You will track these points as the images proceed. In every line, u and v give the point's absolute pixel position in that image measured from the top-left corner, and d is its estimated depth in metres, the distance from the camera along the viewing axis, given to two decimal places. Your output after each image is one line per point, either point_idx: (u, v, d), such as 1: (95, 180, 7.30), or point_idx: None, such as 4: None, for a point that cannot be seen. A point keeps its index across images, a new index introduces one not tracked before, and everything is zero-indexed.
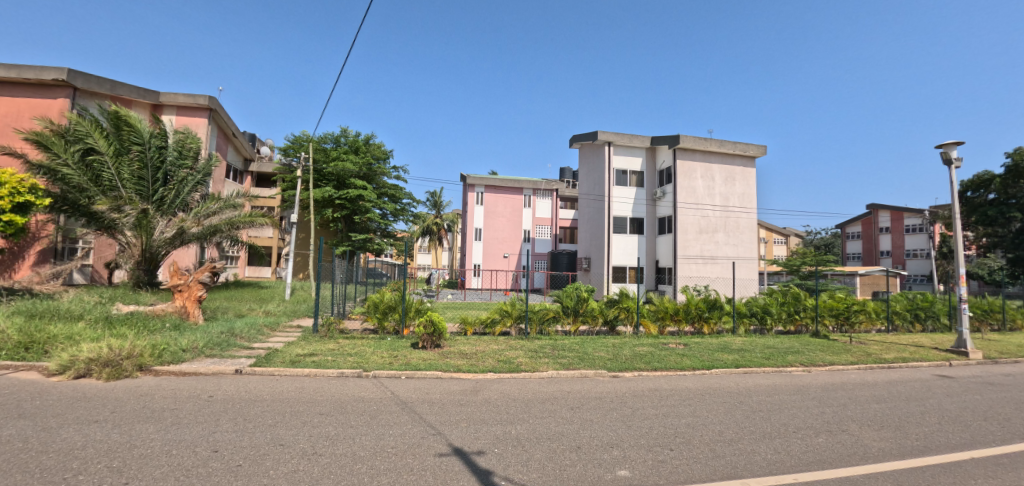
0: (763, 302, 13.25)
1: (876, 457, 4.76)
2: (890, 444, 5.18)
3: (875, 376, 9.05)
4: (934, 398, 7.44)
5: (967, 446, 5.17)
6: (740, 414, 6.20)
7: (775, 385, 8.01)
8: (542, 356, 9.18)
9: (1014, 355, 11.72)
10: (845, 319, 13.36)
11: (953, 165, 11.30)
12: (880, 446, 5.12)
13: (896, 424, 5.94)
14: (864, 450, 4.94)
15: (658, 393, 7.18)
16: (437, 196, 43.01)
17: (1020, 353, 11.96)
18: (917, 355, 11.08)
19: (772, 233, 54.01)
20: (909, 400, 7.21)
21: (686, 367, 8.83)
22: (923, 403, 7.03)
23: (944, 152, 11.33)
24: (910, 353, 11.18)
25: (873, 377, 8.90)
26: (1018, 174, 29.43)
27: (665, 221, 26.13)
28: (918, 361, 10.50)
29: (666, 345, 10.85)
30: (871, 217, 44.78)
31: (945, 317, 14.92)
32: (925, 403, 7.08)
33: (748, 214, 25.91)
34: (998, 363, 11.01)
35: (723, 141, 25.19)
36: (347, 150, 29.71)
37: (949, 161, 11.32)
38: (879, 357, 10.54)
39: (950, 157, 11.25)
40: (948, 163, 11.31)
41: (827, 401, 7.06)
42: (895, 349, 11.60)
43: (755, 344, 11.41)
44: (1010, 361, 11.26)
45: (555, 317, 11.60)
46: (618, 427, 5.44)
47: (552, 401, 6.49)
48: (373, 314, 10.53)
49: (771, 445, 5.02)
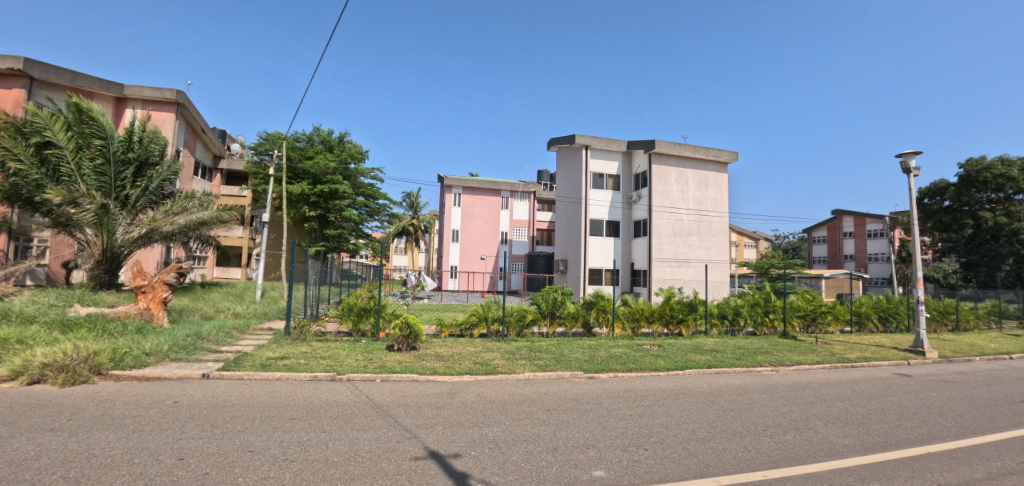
0: (735, 304, 13.56)
1: (838, 451, 4.96)
2: (853, 439, 5.37)
3: (837, 375, 9.35)
4: (893, 394, 7.75)
5: (919, 437, 5.49)
6: (711, 413, 6.30)
7: (744, 384, 8.18)
8: (519, 357, 9.17)
9: (967, 354, 12.32)
10: (811, 319, 13.93)
11: (912, 174, 11.79)
12: (844, 441, 5.28)
13: (859, 420, 6.16)
14: (829, 446, 5.10)
15: (632, 394, 7.25)
16: (414, 197, 42.59)
17: (970, 351, 12.60)
18: (878, 354, 11.52)
19: (744, 238, 55.52)
20: (869, 397, 7.50)
21: (660, 368, 8.96)
22: (883, 400, 7.30)
23: (904, 161, 11.83)
24: (872, 353, 11.60)
25: (836, 376, 9.18)
26: (970, 183, 31.18)
27: (641, 224, 26.46)
28: (879, 360, 10.92)
29: (641, 346, 10.99)
30: (836, 222, 46.40)
31: (905, 318, 15.57)
32: (885, 400, 7.36)
33: (720, 218, 26.50)
34: (951, 360, 11.56)
35: (697, 147, 25.71)
36: (321, 149, 29.20)
37: (908, 170, 11.81)
38: (842, 357, 10.91)
39: (909, 166, 11.75)
40: (907, 172, 11.80)
41: (794, 399, 7.26)
42: (858, 349, 12.04)
43: (726, 344, 11.66)
44: (963, 360, 11.82)
45: (533, 319, 11.59)
46: (594, 428, 5.46)
47: (529, 403, 6.49)
48: (347, 316, 10.30)
49: (740, 443, 5.13)
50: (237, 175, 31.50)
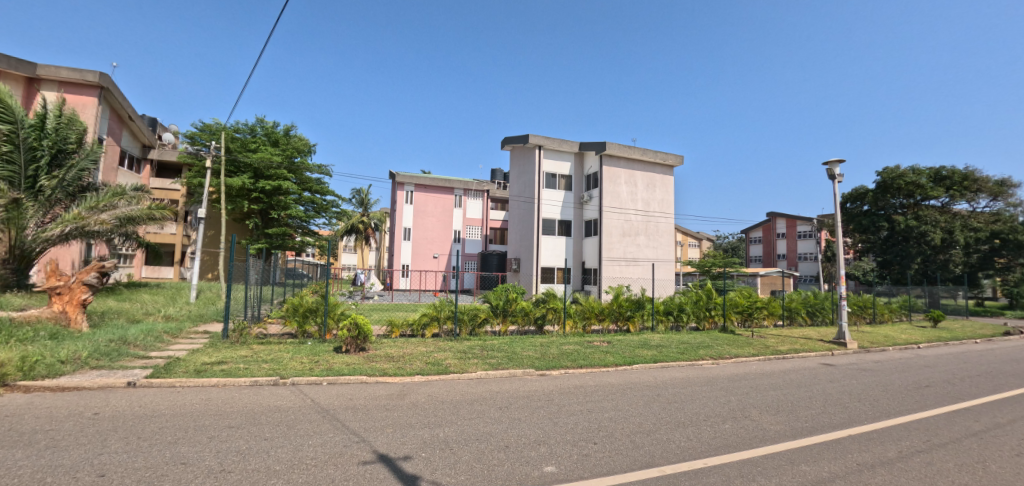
0: (679, 301, 14.08)
1: (773, 438, 5.23)
2: (785, 425, 5.70)
3: (771, 366, 9.90)
4: (820, 383, 8.30)
5: (843, 422, 5.89)
6: (657, 406, 6.49)
7: (687, 377, 8.51)
8: (471, 356, 9.10)
9: (883, 345, 13.40)
10: (748, 314, 14.69)
11: (836, 180, 12.69)
12: (777, 428, 5.60)
13: (790, 408, 6.55)
14: (763, 433, 5.39)
15: (582, 390, 7.36)
16: (364, 194, 41.47)
17: (886, 342, 13.72)
18: (806, 346, 12.33)
19: (688, 238, 57.90)
20: (799, 386, 8.00)
21: (609, 363, 9.16)
22: (811, 389, 7.81)
23: (829, 168, 12.69)
24: (801, 345, 12.38)
25: (770, 367, 9.74)
26: (885, 189, 34.06)
27: (592, 223, 26.98)
28: (807, 351, 11.69)
29: (591, 343, 11.19)
30: (770, 224, 49.27)
31: (830, 312, 16.76)
32: (813, 388, 7.87)
33: (666, 218, 27.46)
34: (869, 351, 12.54)
35: (645, 150, 26.51)
36: (264, 141, 27.85)
37: (832, 177, 12.69)
38: (775, 349, 11.59)
39: (834, 173, 12.61)
40: (832, 178, 12.67)
41: (733, 390, 7.63)
42: (789, 341, 12.84)
43: (671, 339, 12.09)
44: (879, 350, 12.87)
45: (485, 317, 11.53)
46: (545, 425, 5.48)
47: (481, 401, 6.44)
48: (292, 317, 9.85)
49: (684, 433, 5.32)
50: (169, 167, 29.50)
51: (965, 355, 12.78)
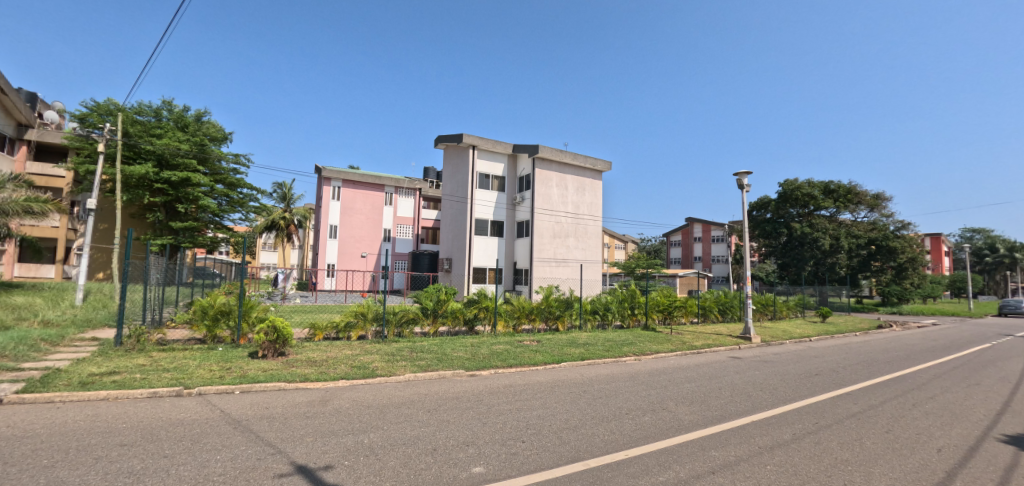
0: (605, 300, 14.55)
1: (688, 428, 5.55)
2: (698, 415, 6.06)
3: (687, 360, 10.49)
4: (729, 375, 8.93)
5: (750, 411, 6.36)
6: (583, 402, 6.63)
7: (612, 373, 8.80)
8: (399, 359, 8.81)
9: (783, 339, 14.69)
10: (668, 312, 15.50)
11: (745, 190, 13.73)
12: (691, 418, 5.95)
13: (704, 399, 6.96)
14: (679, 423, 5.71)
15: (511, 389, 7.36)
16: (286, 188, 39.15)
17: (785, 337, 15.06)
18: (718, 341, 13.24)
19: (615, 240, 60.28)
20: (711, 378, 8.54)
21: (538, 362, 9.26)
22: (721, 380, 8.38)
23: (739, 178, 13.69)
24: (713, 340, 13.28)
25: (686, 362, 10.33)
26: (785, 199, 37.51)
27: (524, 224, 27.27)
28: (718, 345, 12.56)
29: (521, 342, 11.27)
30: (688, 228, 52.50)
31: (738, 309, 18.15)
32: (723, 380, 8.44)
33: (595, 221, 28.36)
34: (771, 344, 13.70)
35: (576, 154, 27.22)
36: (171, 126, 25.46)
37: (742, 186, 13.72)
38: (691, 344, 12.33)
39: (743, 183, 13.64)
40: (742, 188, 13.70)
41: (652, 384, 7.99)
42: (703, 337, 13.73)
43: (597, 337, 12.48)
44: (779, 343, 14.10)
45: (414, 318, 11.23)
46: (474, 425, 5.41)
47: (408, 405, 6.23)
48: (200, 321, 9.02)
49: (608, 427, 5.49)
50: (54, 151, 26.12)
51: (848, 346, 14.32)
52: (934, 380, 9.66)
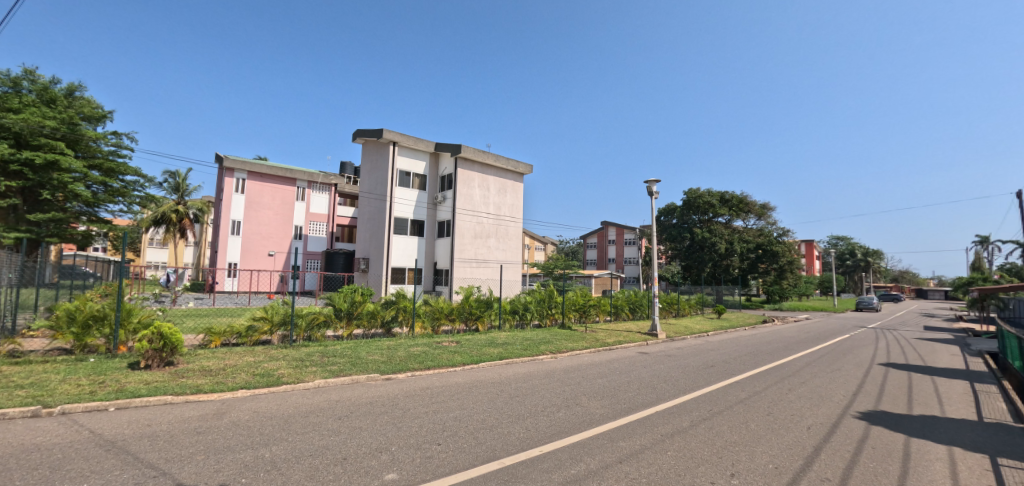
0: (524, 301, 14.70)
1: (597, 422, 5.81)
2: (607, 409, 6.36)
3: (600, 357, 10.93)
4: (637, 369, 9.41)
5: (656, 404, 6.75)
6: (500, 401, 6.64)
7: (529, 372, 8.92)
8: (308, 364, 8.22)
9: (685, 335, 15.77)
10: (583, 311, 16.03)
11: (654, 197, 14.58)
12: (601, 412, 6.24)
13: (614, 392, 7.28)
14: (590, 418, 5.97)
15: (428, 391, 7.16)
16: (179, 178, 35.41)
17: (687, 333, 16.18)
18: (628, 338, 13.93)
19: (535, 241, 61.45)
20: (621, 373, 8.95)
21: (457, 363, 9.12)
22: (630, 375, 8.81)
23: (649, 185, 14.53)
24: (624, 337, 13.96)
25: (598, 358, 10.75)
26: (689, 206, 40.52)
27: (445, 224, 26.92)
28: (628, 342, 13.22)
29: (440, 343, 11.05)
30: (603, 231, 54.90)
31: (646, 307, 19.25)
32: (632, 374, 8.87)
33: (515, 222, 28.70)
34: (675, 340, 14.68)
35: (498, 156, 27.36)
36: (34, 100, 21.99)
37: (651, 193, 14.55)
38: (604, 341, 12.85)
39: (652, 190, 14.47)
40: (651, 195, 14.54)
41: (567, 380, 8.21)
42: (615, 334, 14.37)
43: (515, 337, 12.58)
44: (682, 339, 15.13)
45: (326, 321, 10.56)
46: (388, 431, 5.20)
47: (317, 413, 5.81)
48: (65, 328, 7.79)
49: (523, 425, 5.58)
50: None
51: (740, 340, 15.71)
52: (806, 368, 10.89)
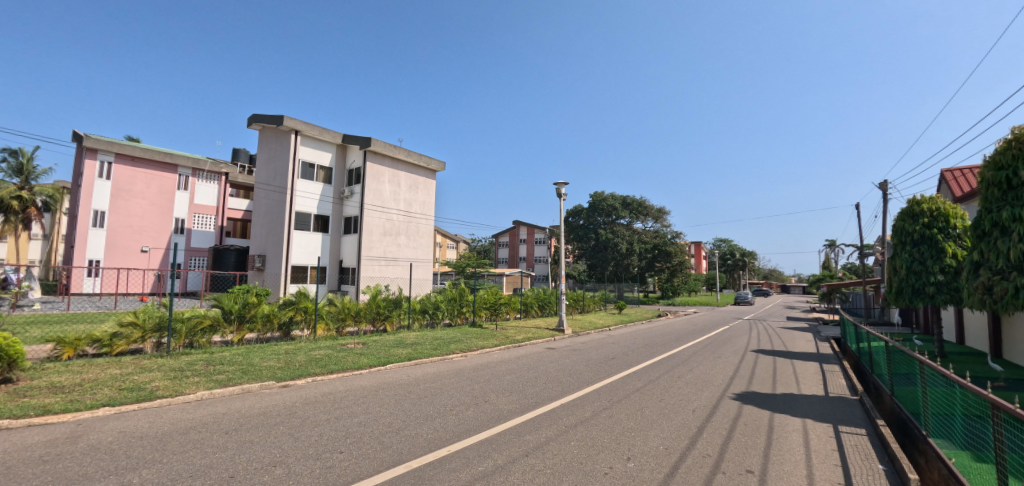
0: (434, 300, 14.37)
1: (506, 417, 5.81)
2: (515, 404, 6.38)
3: (510, 354, 10.99)
4: (544, 364, 9.57)
5: (561, 397, 6.88)
6: (407, 403, 6.35)
7: (438, 371, 8.69)
8: (190, 375, 7.27)
9: (590, 330, 16.43)
10: (494, 309, 16.04)
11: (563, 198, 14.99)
12: (509, 407, 6.25)
13: (522, 388, 7.32)
14: (498, 414, 5.95)
15: (330, 397, 6.66)
16: (24, 159, 30.06)
17: (591, 328, 16.87)
18: (536, 334, 14.18)
19: (447, 239, 60.71)
20: (529, 369, 9.04)
21: (363, 366, 8.61)
22: (538, 370, 8.93)
23: (558, 187, 14.90)
24: (533, 333, 14.18)
25: (508, 355, 10.80)
26: (594, 208, 42.37)
27: (351, 221, 25.59)
28: (536, 338, 13.46)
29: (345, 346, 10.40)
30: (514, 230, 55.72)
31: (554, 304, 19.79)
32: (539, 369, 9.00)
33: (426, 220, 28.07)
34: (580, 335, 15.21)
35: (410, 152, 26.55)
36: None
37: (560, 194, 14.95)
38: (513, 338, 12.95)
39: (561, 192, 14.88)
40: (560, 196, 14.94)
41: (476, 378, 8.11)
42: (524, 331, 14.55)
43: (425, 337, 12.22)
44: (587, 334, 15.73)
45: (213, 326, 9.45)
46: (284, 442, 4.74)
47: (199, 428, 5.13)
48: None
49: (431, 425, 5.41)
50: None
51: (638, 334, 16.70)
52: (692, 356, 11.83)
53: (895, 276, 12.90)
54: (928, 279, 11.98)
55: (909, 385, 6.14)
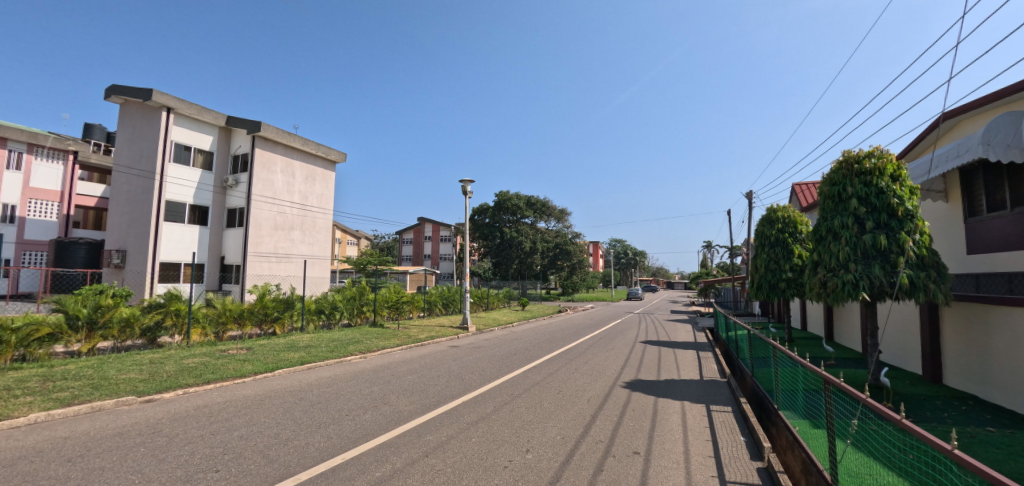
0: (332, 299, 13.47)
1: (407, 419, 5.51)
2: (416, 405, 6.10)
3: (412, 353, 10.60)
4: (447, 363, 9.34)
5: (463, 394, 6.72)
6: (297, 411, 5.78)
7: (335, 375, 8.09)
8: (20, 394, 5.98)
9: (493, 326, 16.49)
10: (396, 308, 15.43)
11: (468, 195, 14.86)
12: (409, 408, 5.95)
13: (425, 388, 7.04)
14: (398, 415, 5.63)
15: (205, 410, 5.85)
16: None
17: (495, 325, 16.95)
18: (440, 332, 13.89)
19: (347, 235, 57.68)
20: (432, 368, 8.75)
21: (247, 373, 7.74)
22: (440, 368, 8.68)
23: (465, 184, 14.75)
24: (436, 332, 13.87)
25: (411, 354, 10.41)
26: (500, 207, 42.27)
27: (235, 212, 23.21)
28: (439, 336, 13.17)
29: (226, 352, 9.30)
30: (419, 227, 54.52)
31: (458, 302, 19.59)
32: (442, 368, 8.75)
33: (323, 214, 26.35)
34: (484, 332, 15.18)
35: (306, 140, 24.69)
36: None
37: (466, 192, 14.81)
38: (416, 337, 12.54)
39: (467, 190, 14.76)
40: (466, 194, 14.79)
41: (375, 380, 7.66)
42: (427, 330, 14.18)
43: (321, 339, 11.36)
44: (490, 330, 15.74)
45: (54, 334, 7.90)
46: (142, 466, 4.03)
47: (28, 458, 4.20)
48: None
49: (324, 433, 4.96)
50: None
51: (539, 329, 17.09)
52: (588, 349, 12.32)
53: (756, 273, 14.51)
54: (781, 276, 13.70)
55: (764, 367, 6.84)
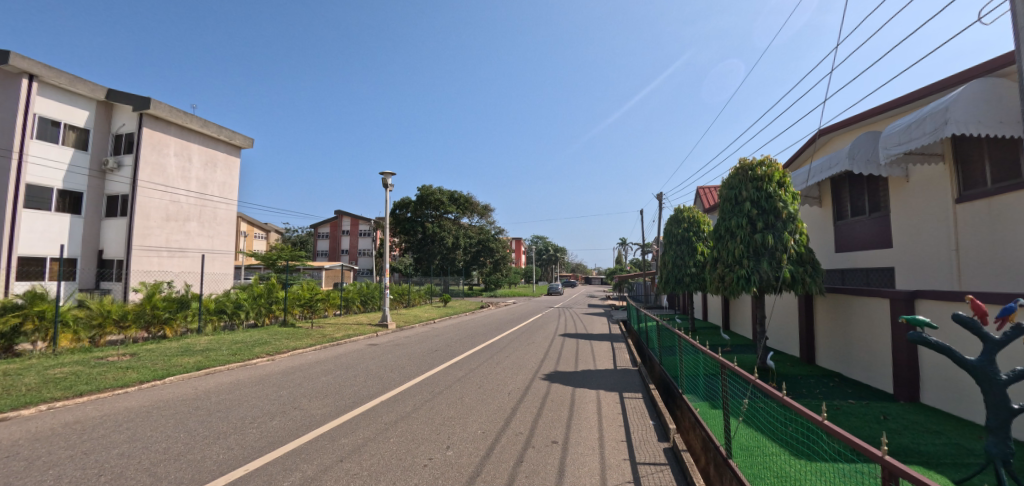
0: (235, 297, 12.36)
1: (319, 423, 5.14)
2: (330, 407, 5.72)
3: (327, 353, 9.98)
4: (365, 362, 8.89)
5: (381, 394, 6.41)
6: (192, 422, 5.17)
7: (237, 380, 7.38)
8: None
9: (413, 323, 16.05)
10: (309, 306, 14.48)
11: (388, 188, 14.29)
12: (322, 411, 5.56)
13: (339, 389, 6.62)
14: (309, 420, 5.24)
15: (75, 426, 5.05)
16: None
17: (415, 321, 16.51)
18: (357, 331, 13.25)
19: (254, 228, 53.49)
20: (348, 368, 8.28)
21: (130, 383, 6.81)
22: (357, 368, 8.24)
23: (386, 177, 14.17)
24: (353, 330, 13.20)
25: (325, 355, 9.81)
26: (423, 202, 40.84)
27: (117, 200, 20.62)
28: (357, 335, 12.54)
29: (104, 359, 8.14)
30: (336, 221, 51.93)
31: (376, 299, 18.86)
32: (359, 367, 8.31)
33: (226, 204, 24.17)
34: (404, 329, 14.72)
35: (206, 122, 22.47)
36: None
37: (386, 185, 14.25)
38: (331, 337, 11.84)
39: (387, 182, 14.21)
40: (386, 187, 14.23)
41: (285, 383, 7.09)
42: (343, 328, 13.46)
43: (221, 341, 10.35)
44: (411, 327, 15.30)
45: None
46: None
47: None
48: None
49: (224, 444, 4.48)
50: None
51: (460, 325, 16.93)
52: (509, 344, 12.35)
53: (664, 268, 15.51)
54: (686, 271, 14.63)
55: (670, 355, 7.20)
